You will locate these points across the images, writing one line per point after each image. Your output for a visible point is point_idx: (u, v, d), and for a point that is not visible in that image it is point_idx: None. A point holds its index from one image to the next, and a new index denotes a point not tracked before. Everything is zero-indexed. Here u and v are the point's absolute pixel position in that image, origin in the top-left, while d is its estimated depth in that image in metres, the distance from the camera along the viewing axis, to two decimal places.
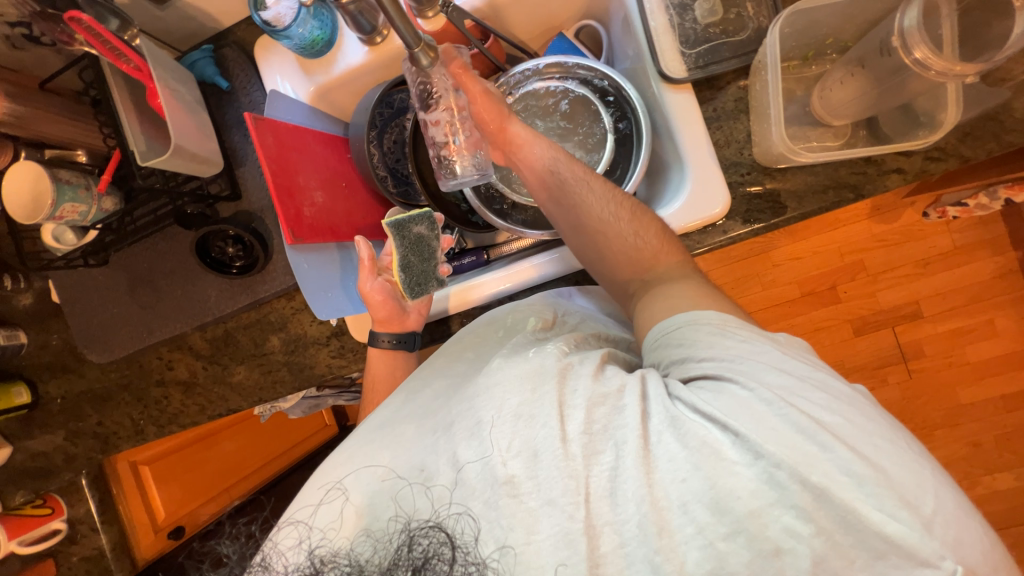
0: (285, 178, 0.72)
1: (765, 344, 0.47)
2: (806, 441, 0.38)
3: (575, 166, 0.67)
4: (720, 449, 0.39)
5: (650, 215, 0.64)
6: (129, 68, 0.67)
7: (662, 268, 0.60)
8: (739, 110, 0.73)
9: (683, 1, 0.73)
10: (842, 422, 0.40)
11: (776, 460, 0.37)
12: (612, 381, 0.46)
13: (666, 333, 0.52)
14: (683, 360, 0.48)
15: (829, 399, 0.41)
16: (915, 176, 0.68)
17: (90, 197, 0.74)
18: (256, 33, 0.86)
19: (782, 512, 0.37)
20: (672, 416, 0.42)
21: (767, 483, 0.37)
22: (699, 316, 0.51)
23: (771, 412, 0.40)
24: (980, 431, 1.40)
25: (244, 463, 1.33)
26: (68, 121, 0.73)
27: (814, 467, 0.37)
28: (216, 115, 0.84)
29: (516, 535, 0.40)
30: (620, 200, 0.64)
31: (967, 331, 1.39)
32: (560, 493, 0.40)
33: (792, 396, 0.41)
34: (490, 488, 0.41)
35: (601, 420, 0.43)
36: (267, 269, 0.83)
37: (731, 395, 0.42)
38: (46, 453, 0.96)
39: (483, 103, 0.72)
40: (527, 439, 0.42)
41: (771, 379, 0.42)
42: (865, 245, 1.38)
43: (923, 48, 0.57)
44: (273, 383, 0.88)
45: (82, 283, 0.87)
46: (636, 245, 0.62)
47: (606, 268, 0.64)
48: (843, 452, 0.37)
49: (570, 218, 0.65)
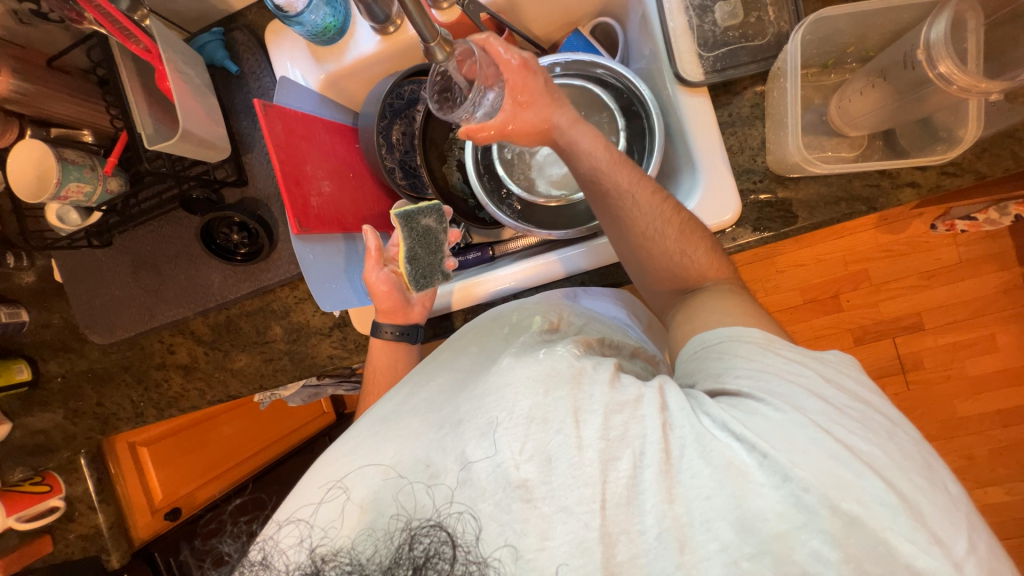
0: (292, 167, 0.71)
1: (808, 370, 0.46)
2: (840, 467, 0.38)
3: (621, 175, 0.63)
4: (746, 471, 0.39)
5: (700, 233, 0.63)
6: (138, 50, 0.67)
7: (709, 285, 0.61)
8: (755, 117, 0.72)
9: (704, 2, 0.72)
10: (876, 452, 0.40)
11: (805, 484, 0.38)
12: (630, 389, 0.45)
13: (706, 345, 0.52)
14: (718, 374, 0.49)
15: (866, 429, 0.42)
16: (930, 191, 0.67)
17: (96, 177, 0.73)
18: (267, 17, 0.84)
19: (810, 536, 0.37)
20: (698, 432, 0.42)
21: (795, 506, 0.38)
22: (744, 332, 0.51)
23: (805, 438, 0.40)
24: (976, 444, 1.41)
25: (242, 448, 1.34)
26: (76, 100, 0.72)
27: (846, 493, 0.38)
28: (224, 100, 0.83)
29: (528, 541, 0.40)
30: (671, 216, 0.62)
31: (968, 345, 1.39)
32: (574, 501, 0.40)
33: (827, 423, 0.41)
34: (503, 490, 0.41)
35: (619, 427, 0.42)
36: (271, 258, 0.82)
37: (762, 416, 0.42)
38: (46, 431, 0.97)
39: (516, 125, 0.66)
40: (540, 444, 0.42)
41: (807, 405, 0.43)
42: (871, 255, 1.38)
43: (948, 63, 0.56)
44: (274, 372, 0.88)
45: (85, 264, 0.87)
46: (683, 263, 0.62)
47: (648, 282, 0.66)
48: (875, 481, 0.38)
49: (616, 231, 0.65)
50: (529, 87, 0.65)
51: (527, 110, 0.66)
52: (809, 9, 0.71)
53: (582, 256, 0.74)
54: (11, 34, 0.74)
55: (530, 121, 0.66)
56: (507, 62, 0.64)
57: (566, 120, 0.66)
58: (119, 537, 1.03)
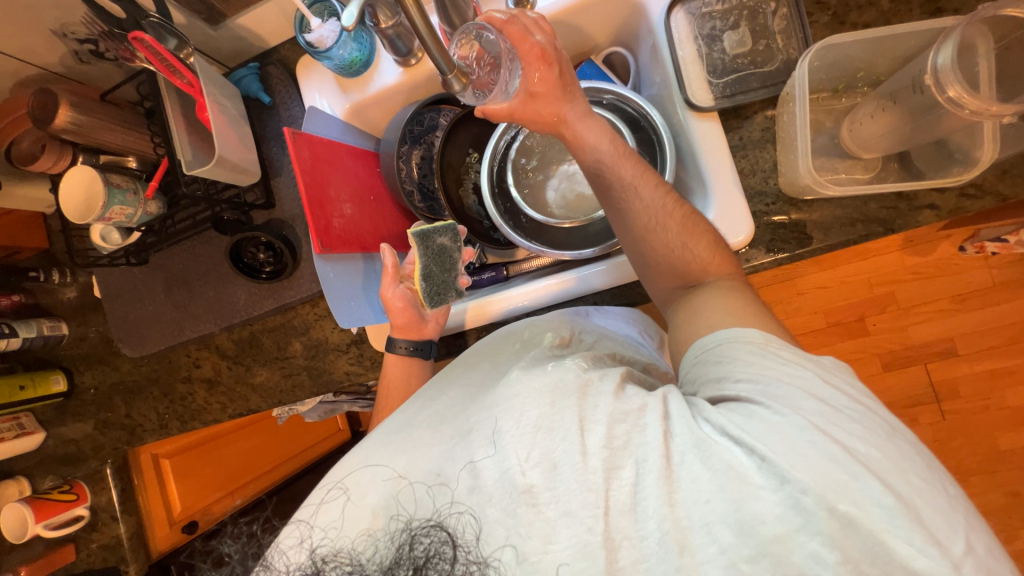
0: (317, 191, 0.75)
1: (807, 371, 0.46)
2: (839, 469, 0.37)
3: (624, 168, 0.66)
4: (745, 473, 0.39)
5: (703, 225, 0.63)
6: (181, 84, 0.72)
7: (711, 280, 0.60)
8: (766, 140, 0.73)
9: (712, 32, 0.75)
10: (875, 455, 0.39)
11: (803, 486, 0.37)
12: (634, 399, 0.45)
13: (705, 350, 0.52)
14: (719, 379, 0.48)
15: (866, 431, 0.41)
16: (950, 213, 0.66)
17: (137, 201, 0.79)
18: (299, 52, 0.90)
19: (808, 538, 0.37)
20: (698, 438, 0.41)
21: (793, 508, 0.37)
22: (740, 333, 0.51)
23: (803, 440, 0.39)
24: (1021, 480, 1.32)
25: (258, 462, 1.37)
26: (124, 130, 0.78)
27: (844, 495, 0.37)
28: (257, 128, 0.89)
29: (531, 544, 0.40)
30: (672, 208, 0.63)
31: (1006, 372, 1.33)
32: (579, 505, 0.40)
33: (827, 425, 0.40)
34: (508, 496, 0.41)
35: (622, 436, 0.42)
36: (294, 276, 0.86)
37: (762, 419, 0.42)
38: (76, 441, 1.01)
39: (529, 113, 0.69)
40: (546, 451, 0.42)
41: (805, 406, 0.42)
42: (896, 277, 1.34)
43: (957, 87, 0.56)
44: (293, 387, 0.90)
45: (122, 281, 0.92)
46: (685, 256, 0.62)
47: (651, 275, 0.65)
48: (873, 483, 0.37)
49: (619, 222, 0.66)
50: (540, 77, 0.67)
51: (539, 99, 0.68)
52: (818, 36, 0.73)
53: (595, 275, 0.75)
54: (71, 71, 0.82)
55: (543, 110, 0.68)
56: (526, 51, 0.66)
57: (576, 114, 0.69)
58: (138, 548, 1.05)
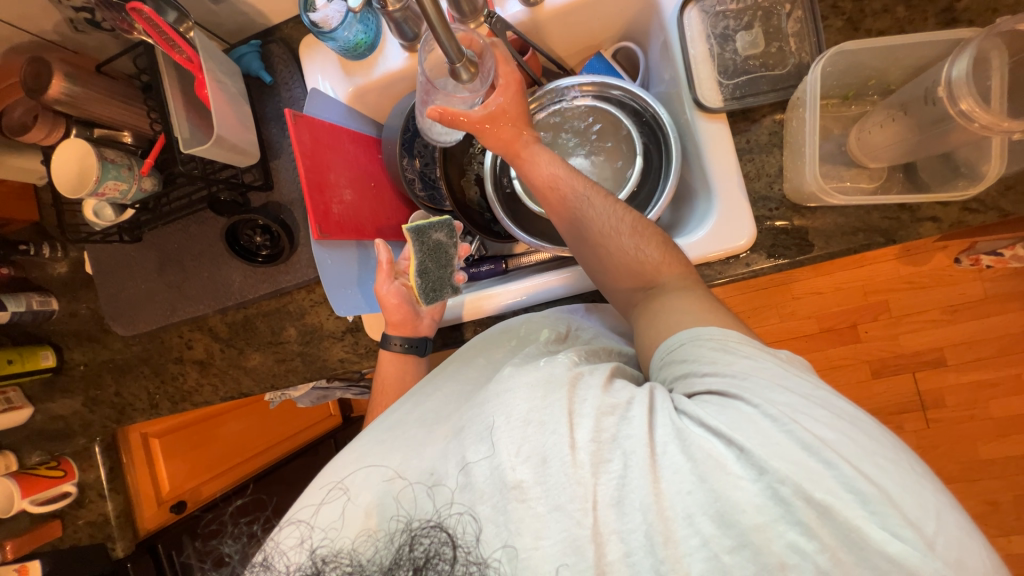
0: (317, 174, 0.74)
1: (767, 361, 0.47)
2: (812, 458, 0.38)
3: (577, 181, 0.68)
4: (724, 463, 0.39)
5: (652, 229, 0.64)
6: (180, 59, 0.70)
7: (664, 280, 0.60)
8: (773, 144, 0.73)
9: (725, 32, 0.74)
10: (842, 439, 0.39)
11: (780, 476, 0.37)
12: (622, 393, 0.46)
13: (670, 350, 0.52)
14: (687, 375, 0.48)
15: (833, 417, 0.41)
16: (952, 227, 0.67)
17: (132, 176, 0.77)
18: (303, 32, 0.88)
19: (787, 528, 0.37)
20: (678, 429, 0.42)
21: (772, 499, 0.37)
22: (701, 331, 0.51)
23: (777, 430, 0.40)
24: (998, 490, 1.35)
25: (249, 445, 1.37)
26: (119, 103, 0.76)
27: (819, 484, 0.37)
28: (257, 108, 0.87)
29: (523, 540, 0.40)
30: (623, 214, 0.65)
31: (992, 384, 1.35)
32: (568, 499, 0.40)
33: (797, 414, 0.41)
34: (499, 492, 0.41)
35: (609, 429, 0.43)
36: (291, 260, 0.85)
37: (737, 411, 0.42)
38: (64, 417, 1.00)
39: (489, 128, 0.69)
40: (536, 445, 0.42)
41: (775, 396, 0.42)
42: (891, 286, 1.35)
43: (970, 100, 0.56)
44: (286, 372, 0.90)
45: (115, 258, 0.90)
46: (637, 257, 0.62)
47: (608, 280, 0.65)
48: (846, 470, 0.37)
49: (573, 229, 0.67)
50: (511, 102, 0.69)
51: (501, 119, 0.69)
52: (832, 41, 0.72)
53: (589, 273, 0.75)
54: (66, 40, 0.79)
55: (503, 130, 0.69)
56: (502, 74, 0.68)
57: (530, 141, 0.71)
58: (125, 526, 1.05)
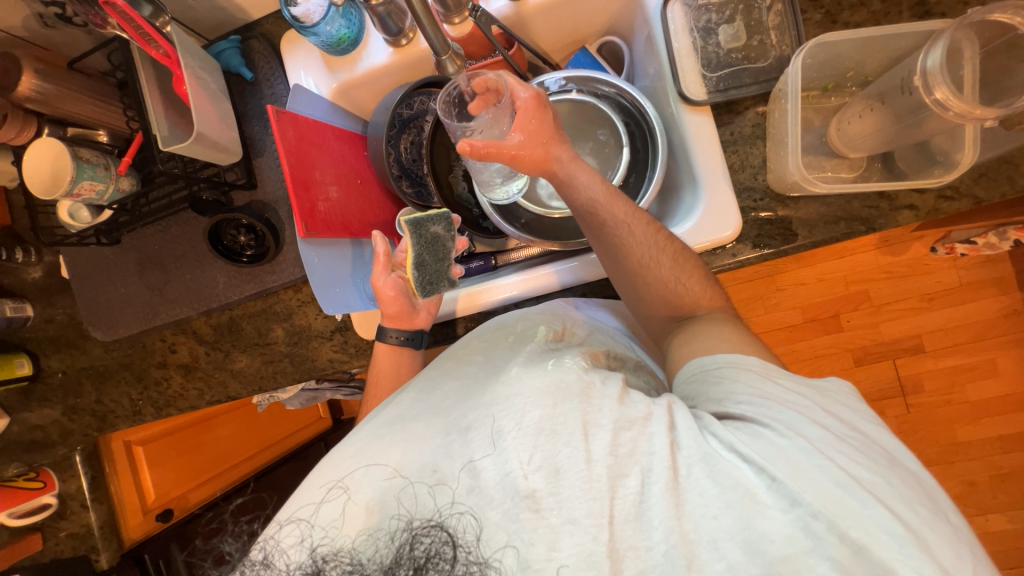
0: (301, 172, 0.73)
1: (805, 399, 0.47)
2: (846, 494, 0.39)
3: (617, 207, 0.65)
4: (753, 491, 0.40)
5: (693, 261, 0.65)
6: (158, 55, 0.68)
7: (702, 314, 0.62)
8: (756, 136, 0.74)
9: (708, 25, 0.75)
10: (877, 480, 0.41)
11: (813, 510, 0.38)
12: (640, 406, 0.46)
13: (703, 369, 0.53)
14: (720, 399, 0.49)
15: (868, 459, 0.42)
16: (928, 214, 0.68)
17: (108, 176, 0.75)
18: (284, 27, 0.87)
19: (817, 562, 0.37)
20: (705, 452, 0.42)
21: (803, 531, 0.38)
22: (740, 359, 0.52)
23: (811, 464, 0.40)
24: (976, 470, 1.39)
25: (238, 450, 1.34)
26: (92, 100, 0.74)
27: (852, 521, 0.38)
28: (237, 104, 0.85)
29: (536, 551, 0.40)
30: (663, 245, 0.64)
31: (968, 369, 1.39)
32: (583, 513, 0.40)
33: (831, 450, 0.42)
34: (511, 500, 0.41)
35: (628, 443, 0.43)
36: (276, 260, 0.83)
37: (768, 440, 0.42)
38: (43, 427, 0.96)
39: (523, 152, 0.65)
40: (548, 455, 0.42)
41: (807, 431, 0.43)
42: (871, 276, 1.38)
43: (943, 89, 0.58)
44: (274, 373, 0.88)
45: (93, 261, 0.88)
46: (677, 290, 0.63)
47: (642, 307, 0.67)
48: (882, 512, 0.38)
49: (611, 258, 0.66)
50: (539, 119, 0.66)
51: (533, 140, 0.66)
52: (810, 34, 0.73)
53: (582, 268, 0.76)
54: (35, 35, 0.77)
55: (536, 150, 0.66)
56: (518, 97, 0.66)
57: (568, 156, 0.67)
58: (109, 537, 1.02)
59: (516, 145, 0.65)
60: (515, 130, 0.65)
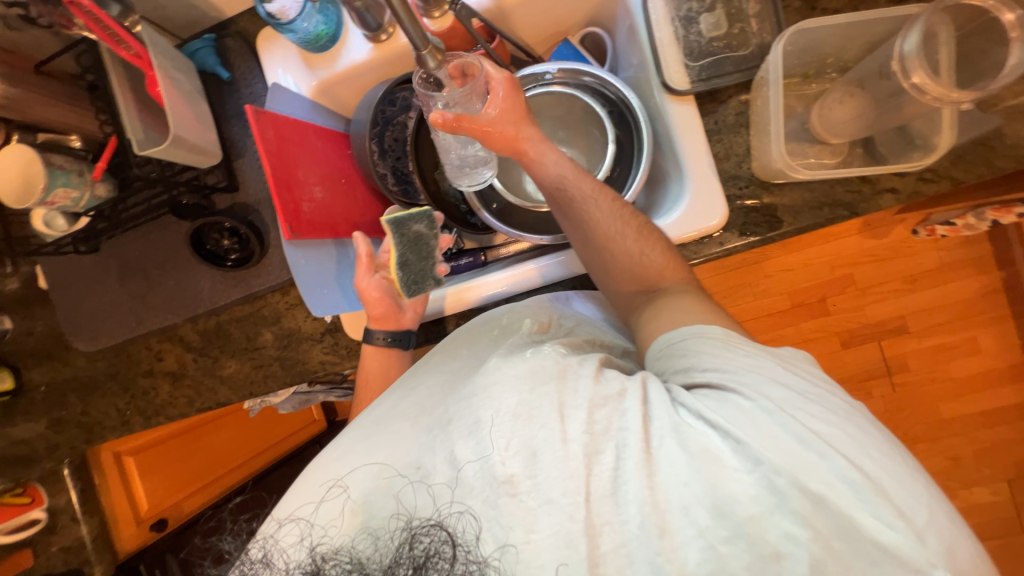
0: (284, 172, 0.71)
1: (767, 360, 0.48)
2: (806, 450, 0.39)
3: (584, 183, 0.67)
4: (719, 456, 0.40)
5: (655, 232, 0.65)
6: (129, 56, 0.66)
7: (667, 284, 0.61)
8: (740, 124, 0.74)
9: (689, 13, 0.74)
10: (836, 432, 0.41)
11: (776, 467, 0.39)
12: (613, 383, 0.46)
13: (670, 343, 0.53)
14: (686, 369, 0.49)
15: (826, 411, 0.43)
16: (909, 197, 0.69)
17: (84, 183, 0.72)
18: (259, 24, 0.85)
19: (782, 518, 0.38)
20: (674, 423, 0.43)
21: (767, 489, 0.39)
22: (703, 328, 0.52)
23: (773, 423, 0.41)
24: (960, 445, 1.43)
25: (233, 455, 1.32)
26: (64, 105, 0.72)
27: (813, 474, 0.38)
28: (215, 105, 0.83)
29: (516, 534, 0.41)
30: (628, 218, 0.65)
31: (951, 347, 1.42)
32: (559, 493, 0.41)
33: (793, 408, 0.42)
34: (489, 486, 0.42)
35: (602, 421, 0.43)
36: (263, 263, 0.82)
37: (734, 405, 0.43)
38: (27, 441, 0.93)
39: (495, 129, 0.67)
40: (525, 439, 0.42)
41: (771, 392, 0.44)
42: (855, 260, 1.41)
43: (921, 73, 0.58)
44: (265, 377, 0.87)
45: (72, 270, 0.86)
46: (643, 263, 0.63)
47: (608, 280, 0.65)
48: (840, 461, 0.39)
49: (578, 233, 0.66)
50: (511, 99, 0.68)
51: (505, 118, 0.68)
52: (790, 21, 0.74)
53: (569, 260, 0.76)
54: None
55: (506, 128, 0.68)
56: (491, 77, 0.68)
57: (536, 135, 0.69)
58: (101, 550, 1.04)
59: (487, 123, 0.67)
60: (487, 107, 0.67)
